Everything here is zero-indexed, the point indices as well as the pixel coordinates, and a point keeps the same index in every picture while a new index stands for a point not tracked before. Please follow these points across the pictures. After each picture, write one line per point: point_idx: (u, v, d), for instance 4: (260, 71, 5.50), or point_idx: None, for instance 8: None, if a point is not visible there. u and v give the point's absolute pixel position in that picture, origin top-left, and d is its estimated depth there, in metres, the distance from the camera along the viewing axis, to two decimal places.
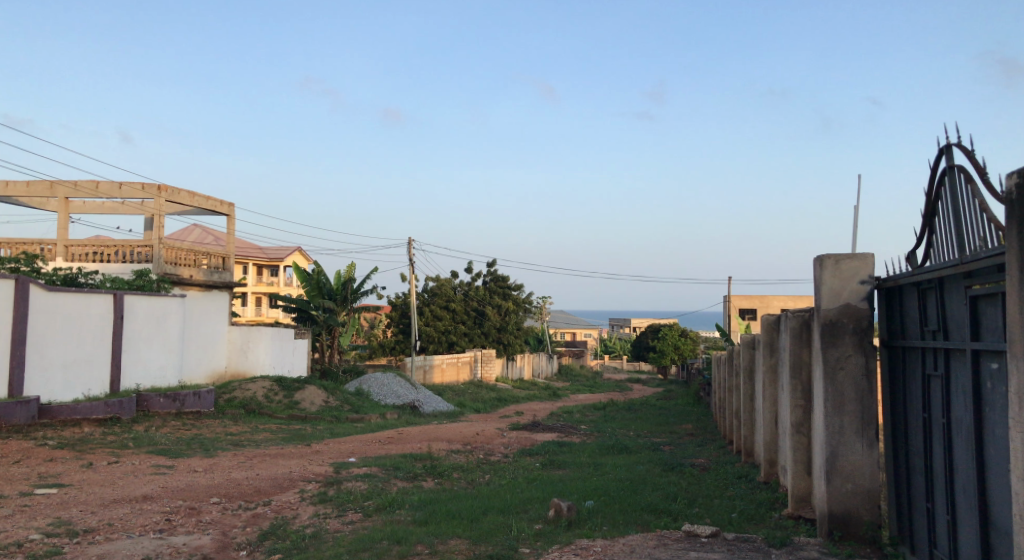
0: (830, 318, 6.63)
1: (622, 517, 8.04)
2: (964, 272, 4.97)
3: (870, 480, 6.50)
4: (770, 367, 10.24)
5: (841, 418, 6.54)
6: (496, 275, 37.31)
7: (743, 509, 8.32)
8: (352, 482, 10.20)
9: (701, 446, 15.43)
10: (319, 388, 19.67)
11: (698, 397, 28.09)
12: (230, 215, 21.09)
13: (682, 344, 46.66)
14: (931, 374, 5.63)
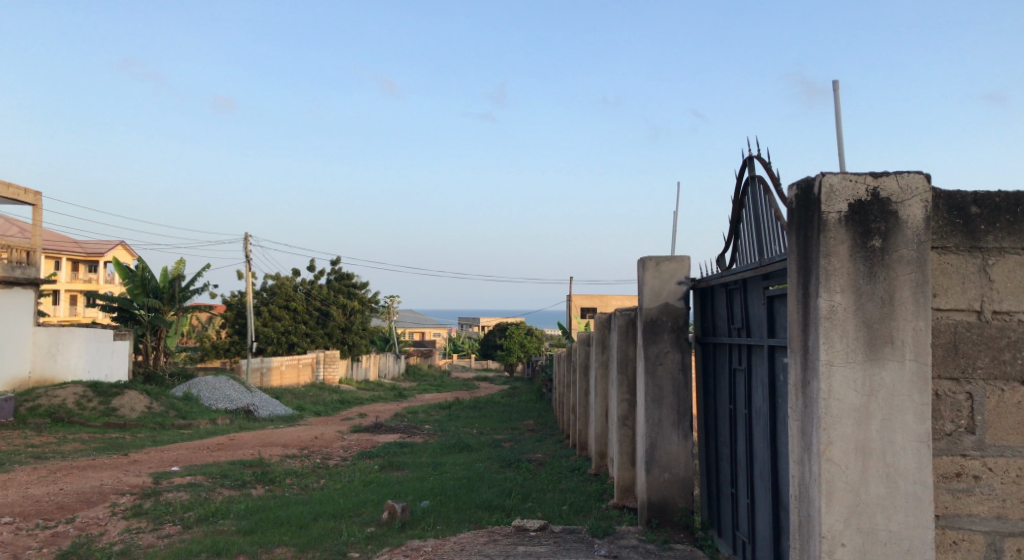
0: (650, 317, 7.01)
1: (456, 516, 8.14)
2: (762, 273, 5.33)
3: (685, 469, 6.92)
4: (602, 363, 10.70)
5: (659, 410, 6.95)
6: (341, 275, 36.80)
7: (573, 501, 8.62)
8: (171, 493, 9.72)
9: (541, 441, 15.79)
10: (140, 392, 18.53)
11: (541, 394, 28.77)
12: (37, 205, 19.55)
13: (527, 343, 47.64)
14: (737, 368, 6.03)
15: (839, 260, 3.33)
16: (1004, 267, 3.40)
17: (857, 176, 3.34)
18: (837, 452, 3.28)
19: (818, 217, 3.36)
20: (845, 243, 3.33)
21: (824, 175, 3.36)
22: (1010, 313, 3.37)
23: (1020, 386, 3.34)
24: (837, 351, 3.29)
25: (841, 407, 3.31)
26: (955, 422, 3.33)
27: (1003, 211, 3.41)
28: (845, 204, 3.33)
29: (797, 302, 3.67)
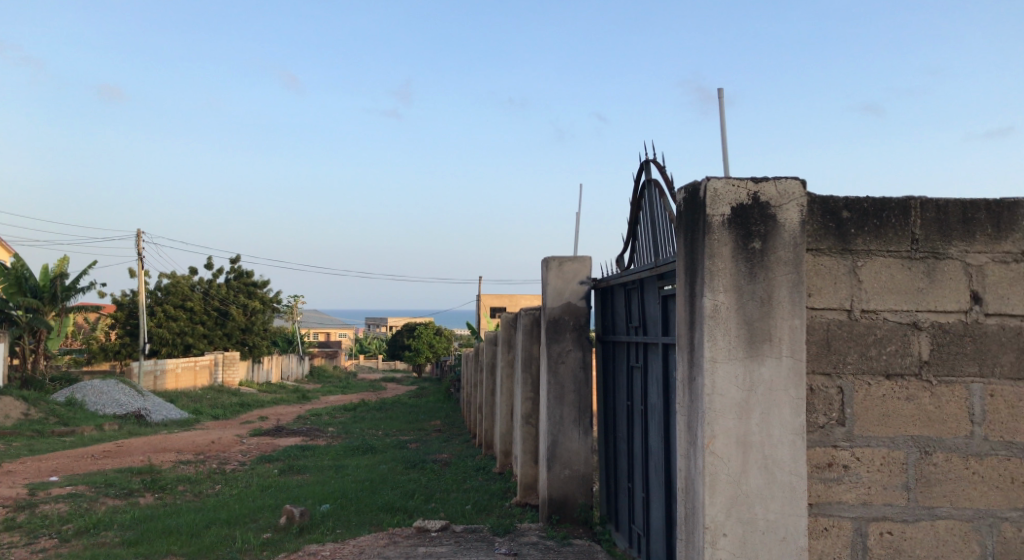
0: (553, 316, 7.10)
1: (356, 519, 8.05)
2: (657, 274, 5.49)
3: (585, 465, 7.05)
4: (508, 362, 10.75)
5: (561, 408, 7.05)
6: (240, 274, 35.91)
7: (477, 501, 8.65)
8: (50, 504, 9.25)
9: (447, 442, 15.73)
10: (18, 399, 17.57)
11: (449, 394, 28.72)
12: None
13: (437, 343, 47.51)
14: (635, 365, 6.16)
15: (722, 261, 3.19)
16: (872, 268, 3.26)
17: (740, 181, 3.20)
18: (719, 445, 3.16)
19: (702, 220, 3.22)
20: (728, 245, 3.18)
21: (707, 179, 3.21)
22: (878, 311, 3.24)
23: (885, 379, 3.23)
24: (720, 348, 3.16)
25: (724, 402, 3.17)
26: (827, 415, 3.22)
27: (871, 215, 3.27)
28: (728, 207, 3.19)
29: (687, 302, 3.66)
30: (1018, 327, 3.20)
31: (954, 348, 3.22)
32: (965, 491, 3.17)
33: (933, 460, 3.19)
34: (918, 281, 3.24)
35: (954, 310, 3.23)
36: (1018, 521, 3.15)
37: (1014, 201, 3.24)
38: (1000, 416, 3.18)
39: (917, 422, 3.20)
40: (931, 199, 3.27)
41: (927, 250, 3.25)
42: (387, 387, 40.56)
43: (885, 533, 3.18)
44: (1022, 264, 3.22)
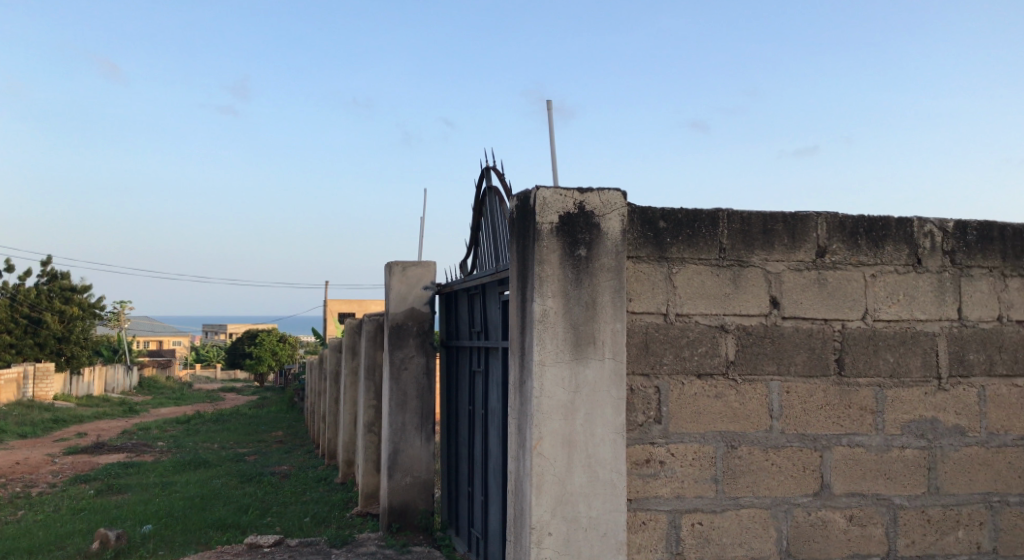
0: (396, 322, 6.83)
1: (182, 538, 7.67)
2: (499, 280, 5.33)
3: (426, 471, 6.89)
4: (352, 370, 10.52)
5: (403, 415, 6.82)
6: (53, 278, 33.36)
7: (316, 513, 8.46)
8: None
9: (289, 453, 15.24)
10: None
11: (294, 403, 27.87)
12: None
13: (280, 351, 46.00)
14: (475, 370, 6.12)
15: (551, 269, 3.17)
16: (685, 275, 3.40)
17: (568, 190, 3.21)
18: (546, 446, 3.14)
19: (531, 229, 3.20)
20: (556, 252, 3.17)
21: (536, 189, 3.19)
22: (690, 315, 3.38)
23: (697, 379, 3.37)
24: (548, 351, 3.14)
25: (553, 406, 3.16)
26: (646, 413, 3.32)
27: (685, 225, 3.40)
28: (557, 216, 3.18)
29: (517, 306, 3.32)
30: (810, 328, 3.45)
31: (756, 349, 3.41)
32: (766, 481, 3.37)
33: (739, 453, 3.36)
34: (725, 287, 3.42)
35: (756, 313, 3.42)
36: (809, 506, 3.38)
37: (807, 213, 3.47)
38: (794, 411, 3.41)
39: (725, 418, 3.37)
40: (736, 210, 3.44)
41: (733, 258, 3.42)
42: (225, 397, 38.86)
43: (696, 524, 3.30)
44: (814, 271, 3.47)
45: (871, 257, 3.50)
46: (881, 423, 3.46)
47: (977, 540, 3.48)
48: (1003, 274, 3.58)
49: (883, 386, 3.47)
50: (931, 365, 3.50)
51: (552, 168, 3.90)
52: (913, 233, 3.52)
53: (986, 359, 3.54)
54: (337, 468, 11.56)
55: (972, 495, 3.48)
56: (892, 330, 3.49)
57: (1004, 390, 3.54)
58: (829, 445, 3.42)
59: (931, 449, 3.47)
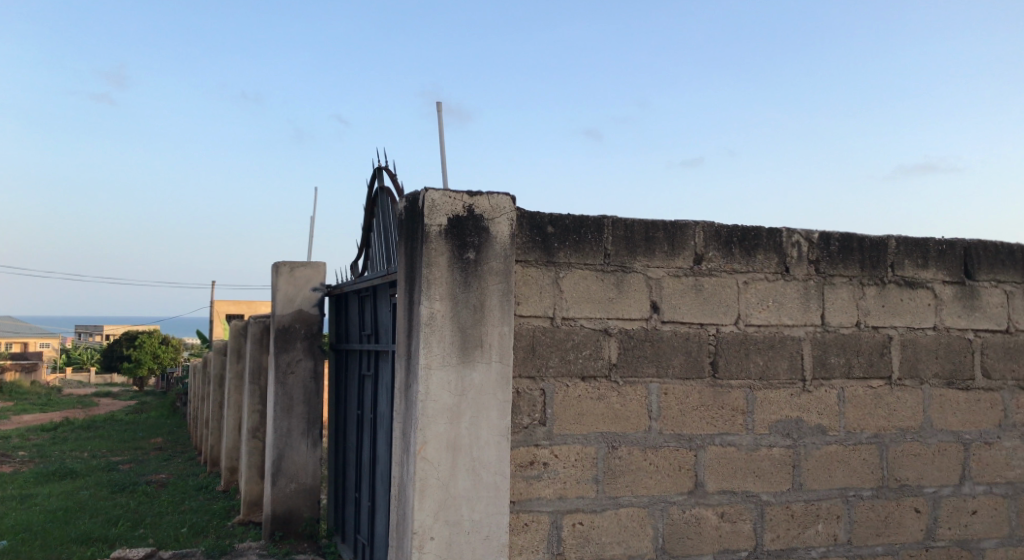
0: (283, 325, 6.40)
1: (43, 554, 7.25)
2: (389, 282, 4.79)
3: (313, 477, 6.46)
4: (236, 374, 10.19)
5: (289, 420, 6.38)
6: None
7: (194, 523, 8.16)
8: None
9: (168, 461, 14.63)
10: None
11: (175, 408, 26.79)
12: None
13: (161, 353, 44.14)
14: (364, 374, 5.41)
15: (440, 271, 3.13)
16: (571, 280, 3.46)
17: (457, 193, 3.18)
18: (431, 450, 3.09)
19: (419, 231, 3.15)
20: (445, 255, 3.14)
21: (425, 190, 3.15)
22: (575, 319, 3.45)
23: (581, 381, 3.44)
24: (435, 355, 3.10)
25: (439, 409, 3.11)
26: (531, 416, 3.36)
27: (572, 232, 3.46)
28: (446, 219, 3.15)
29: (404, 308, 3.26)
30: (687, 332, 3.59)
31: (637, 351, 3.52)
32: (644, 480, 3.48)
33: (618, 454, 3.46)
34: (610, 292, 3.50)
35: (637, 317, 3.53)
36: (683, 504, 3.51)
37: (686, 222, 3.61)
38: (671, 412, 3.54)
39: (606, 419, 3.46)
40: (620, 217, 3.53)
41: (616, 264, 3.51)
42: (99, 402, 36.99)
43: (577, 524, 3.37)
44: (691, 278, 3.61)
45: (744, 265, 3.67)
46: (751, 423, 3.63)
47: (834, 533, 3.69)
48: (861, 283, 3.82)
49: (753, 387, 3.64)
50: (797, 368, 3.70)
51: (442, 169, 3.88)
52: (781, 243, 3.71)
53: (845, 362, 3.77)
54: (219, 476, 11.16)
55: (831, 490, 3.70)
56: (762, 334, 3.67)
57: (861, 392, 3.78)
58: (703, 444, 3.56)
59: (795, 448, 3.67)
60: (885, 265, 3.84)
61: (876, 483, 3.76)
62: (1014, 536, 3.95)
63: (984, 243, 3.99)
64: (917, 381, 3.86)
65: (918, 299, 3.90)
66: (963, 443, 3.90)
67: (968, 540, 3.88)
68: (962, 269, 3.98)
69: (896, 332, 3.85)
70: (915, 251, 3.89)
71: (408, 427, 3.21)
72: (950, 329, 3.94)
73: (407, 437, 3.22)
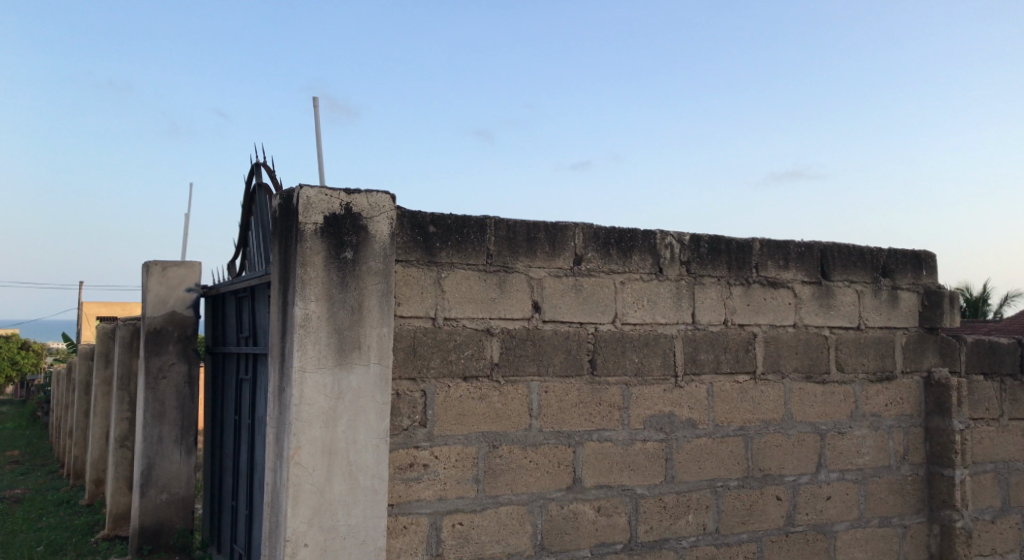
0: (153, 327, 5.84)
1: None
2: (267, 284, 4.53)
3: (187, 487, 5.85)
4: (104, 380, 9.67)
5: (160, 427, 5.78)
6: None
7: (53, 540, 7.69)
8: None
9: (26, 475, 13.73)
10: None
11: (36, 417, 25.19)
12: None
13: (21, 359, 41.39)
14: (243, 379, 5.15)
15: (315, 271, 3.07)
16: (453, 280, 3.47)
17: (333, 191, 3.13)
18: (305, 455, 3.02)
19: (294, 230, 3.08)
20: (320, 254, 3.08)
21: (300, 187, 3.09)
22: (457, 319, 3.45)
23: (462, 381, 3.45)
24: (310, 357, 3.04)
25: (313, 413, 3.05)
26: (411, 417, 3.34)
27: (453, 232, 3.46)
28: (321, 217, 3.09)
29: (278, 310, 3.18)
30: (566, 331, 3.65)
31: (518, 351, 3.56)
32: (524, 478, 3.52)
33: (499, 453, 3.48)
34: (491, 292, 3.52)
35: (519, 317, 3.57)
36: (562, 500, 3.58)
37: (566, 223, 3.67)
38: (552, 410, 3.60)
39: (487, 418, 3.48)
40: (502, 218, 3.56)
41: (498, 264, 3.54)
42: None
43: (457, 525, 3.38)
44: (571, 278, 3.68)
45: (621, 265, 3.78)
46: (627, 418, 3.74)
47: (704, 522, 3.85)
48: (728, 283, 3.99)
49: (629, 384, 3.75)
50: (669, 364, 3.84)
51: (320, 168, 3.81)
52: (655, 244, 3.83)
53: (714, 359, 3.94)
54: (83, 489, 10.57)
55: (701, 481, 3.85)
56: (637, 333, 3.79)
57: (728, 386, 3.95)
58: (581, 441, 3.64)
59: (668, 442, 3.80)
60: (750, 266, 4.04)
61: (742, 474, 3.94)
62: (863, 519, 4.22)
63: (838, 246, 4.25)
64: (778, 375, 4.07)
65: (779, 298, 4.11)
66: (819, 433, 4.14)
67: (824, 524, 4.11)
68: (819, 269, 4.22)
69: (760, 329, 4.05)
70: (778, 253, 4.10)
71: (281, 431, 3.12)
72: (809, 327, 4.17)
73: (280, 442, 3.13)
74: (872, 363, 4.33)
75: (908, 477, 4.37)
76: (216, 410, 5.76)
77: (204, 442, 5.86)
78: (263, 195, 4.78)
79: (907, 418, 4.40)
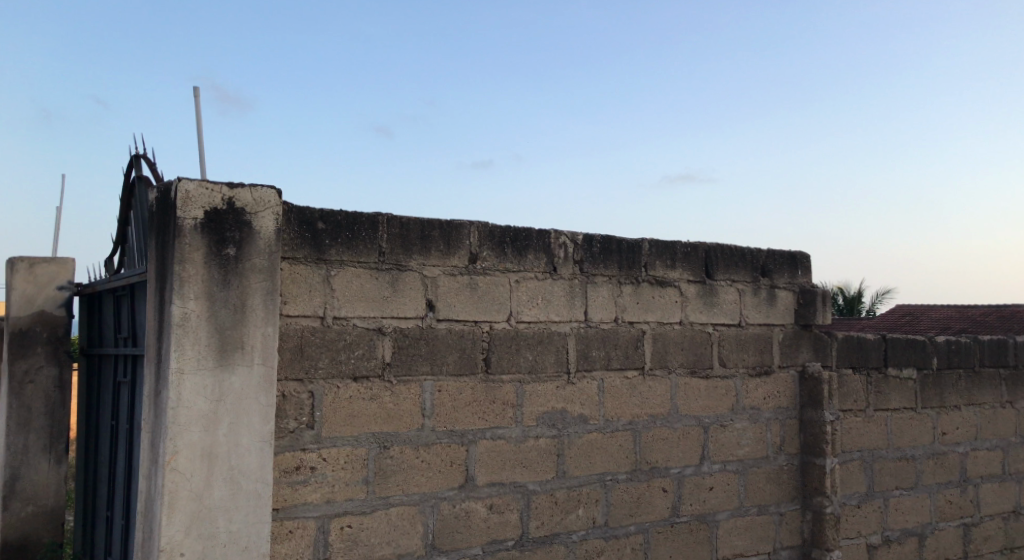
0: None
1: None
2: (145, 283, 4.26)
3: None
4: None
5: None
6: None
7: None
8: None
9: None
10: None
11: None
12: None
13: None
14: (121, 382, 4.88)
15: (194, 268, 2.95)
16: (344, 278, 3.40)
17: (214, 185, 3.01)
18: (182, 461, 2.90)
19: (172, 225, 2.95)
20: (200, 250, 2.96)
21: (178, 180, 2.96)
22: (348, 318, 3.39)
23: (352, 381, 3.38)
24: (188, 358, 2.92)
25: (192, 416, 2.92)
26: (298, 419, 3.25)
27: (344, 228, 3.39)
28: (201, 212, 2.97)
29: (154, 308, 3.04)
30: (460, 330, 3.64)
31: (411, 350, 3.52)
32: (415, 478, 3.48)
33: (390, 453, 3.44)
34: (383, 290, 3.47)
35: (412, 316, 3.53)
36: (453, 499, 3.56)
37: (461, 221, 3.65)
38: (445, 409, 3.58)
39: (378, 419, 3.42)
40: (395, 215, 3.51)
41: (391, 262, 3.49)
42: None
43: (345, 527, 3.32)
44: (466, 276, 3.67)
45: (515, 264, 3.79)
46: (520, 416, 3.75)
47: (593, 516, 3.91)
48: (619, 282, 4.07)
49: (523, 382, 3.77)
50: (562, 361, 3.88)
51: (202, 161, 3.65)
52: (549, 244, 3.87)
53: (605, 356, 4.00)
54: None
55: (591, 476, 3.91)
56: (531, 330, 3.81)
57: (618, 382, 4.03)
58: (474, 439, 3.63)
59: (560, 438, 3.85)
60: (639, 265, 4.13)
61: (630, 467, 4.03)
62: (743, 507, 4.38)
63: (721, 246, 4.40)
64: (666, 370, 4.18)
65: (667, 297, 4.22)
66: (703, 426, 4.28)
67: (706, 514, 4.25)
68: (703, 269, 4.35)
69: (648, 327, 4.15)
70: (665, 253, 4.21)
71: (157, 436, 2.98)
72: (694, 324, 4.30)
73: (155, 447, 2.99)
74: (752, 358, 4.50)
75: (784, 466, 4.57)
76: (88, 413, 5.41)
77: (75, 450, 5.51)
78: (141, 189, 4.51)
79: (784, 410, 4.60)
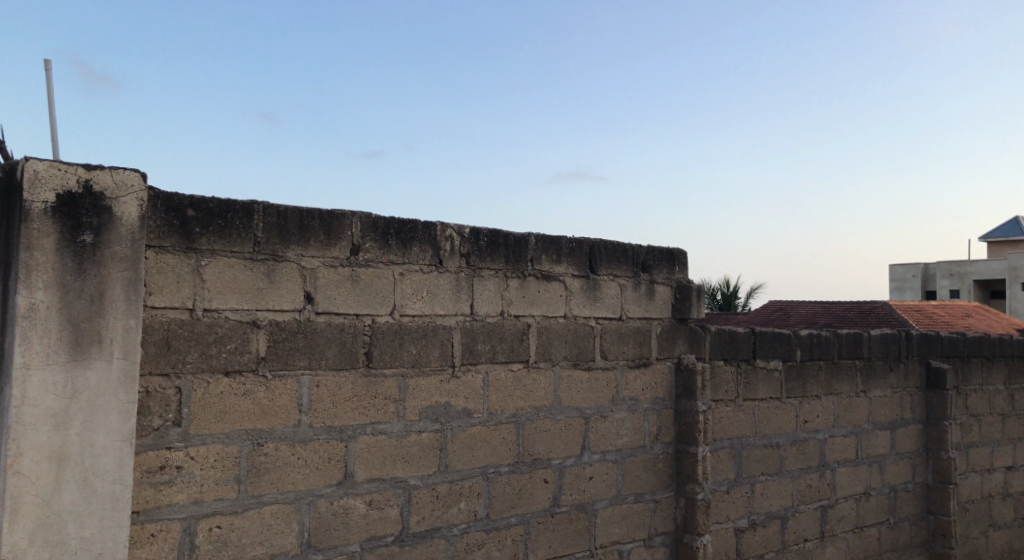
0: None
1: None
2: None
3: None
4: None
5: None
6: None
7: None
8: None
9: None
10: None
11: None
12: None
13: None
14: None
15: (43, 255, 2.72)
16: (216, 268, 3.22)
17: (66, 166, 2.78)
18: (26, 463, 2.67)
19: (18, 208, 2.71)
20: (50, 236, 2.74)
21: (26, 159, 2.72)
22: (219, 310, 3.21)
23: (224, 376, 3.21)
24: (35, 352, 2.69)
25: (39, 415, 2.70)
26: (163, 416, 3.06)
27: (216, 217, 3.21)
28: (52, 194, 2.74)
29: None
30: (341, 323, 3.52)
31: (288, 344, 3.37)
32: (291, 476, 3.35)
33: (264, 451, 3.29)
34: (259, 282, 3.31)
35: (289, 308, 3.39)
36: (331, 496, 3.45)
37: (343, 212, 3.53)
38: (323, 404, 3.46)
39: (252, 415, 3.27)
40: (272, 203, 3.35)
41: (267, 252, 3.33)
42: None
43: (214, 528, 3.15)
44: (347, 268, 3.54)
45: (399, 257, 3.70)
46: (402, 410, 3.67)
47: (475, 509, 3.88)
48: (505, 276, 4.04)
49: (406, 375, 3.69)
50: (446, 355, 3.82)
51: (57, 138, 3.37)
52: (435, 236, 3.79)
53: (490, 349, 3.97)
54: None
55: (473, 469, 3.88)
56: (415, 324, 3.73)
57: (503, 375, 4.01)
58: (354, 435, 3.53)
59: (443, 432, 3.79)
60: (526, 259, 4.11)
61: (512, 460, 4.02)
62: (620, 496, 4.45)
63: (604, 242, 4.44)
64: (549, 363, 4.19)
65: (552, 291, 4.22)
66: (584, 418, 4.32)
67: (585, 503, 4.29)
68: (587, 263, 4.38)
69: (533, 320, 4.14)
70: (551, 248, 4.21)
71: None
72: (577, 318, 4.33)
73: None
74: (632, 351, 4.58)
75: (660, 455, 4.67)
76: None
77: None
78: None
79: (660, 401, 4.70)
